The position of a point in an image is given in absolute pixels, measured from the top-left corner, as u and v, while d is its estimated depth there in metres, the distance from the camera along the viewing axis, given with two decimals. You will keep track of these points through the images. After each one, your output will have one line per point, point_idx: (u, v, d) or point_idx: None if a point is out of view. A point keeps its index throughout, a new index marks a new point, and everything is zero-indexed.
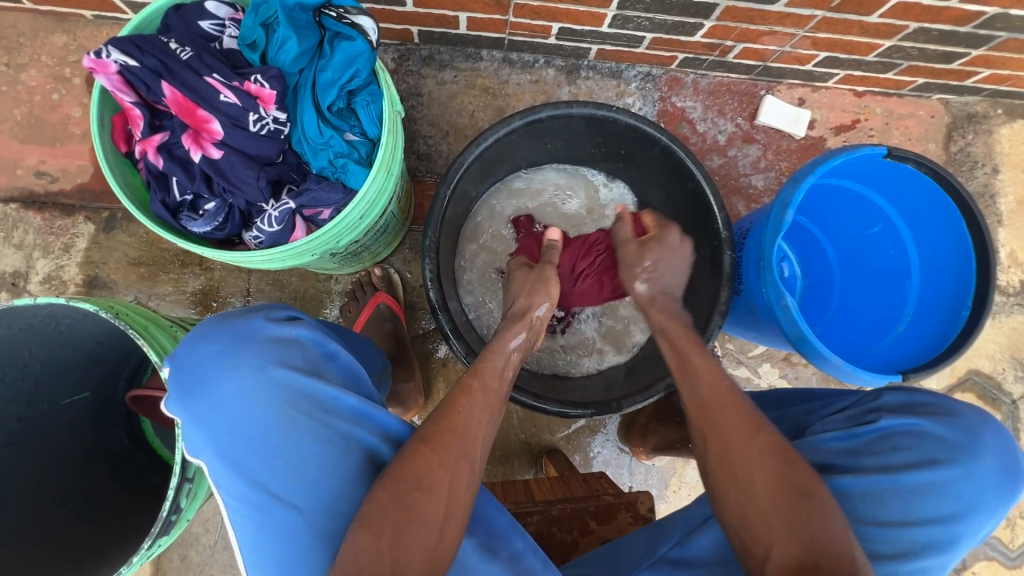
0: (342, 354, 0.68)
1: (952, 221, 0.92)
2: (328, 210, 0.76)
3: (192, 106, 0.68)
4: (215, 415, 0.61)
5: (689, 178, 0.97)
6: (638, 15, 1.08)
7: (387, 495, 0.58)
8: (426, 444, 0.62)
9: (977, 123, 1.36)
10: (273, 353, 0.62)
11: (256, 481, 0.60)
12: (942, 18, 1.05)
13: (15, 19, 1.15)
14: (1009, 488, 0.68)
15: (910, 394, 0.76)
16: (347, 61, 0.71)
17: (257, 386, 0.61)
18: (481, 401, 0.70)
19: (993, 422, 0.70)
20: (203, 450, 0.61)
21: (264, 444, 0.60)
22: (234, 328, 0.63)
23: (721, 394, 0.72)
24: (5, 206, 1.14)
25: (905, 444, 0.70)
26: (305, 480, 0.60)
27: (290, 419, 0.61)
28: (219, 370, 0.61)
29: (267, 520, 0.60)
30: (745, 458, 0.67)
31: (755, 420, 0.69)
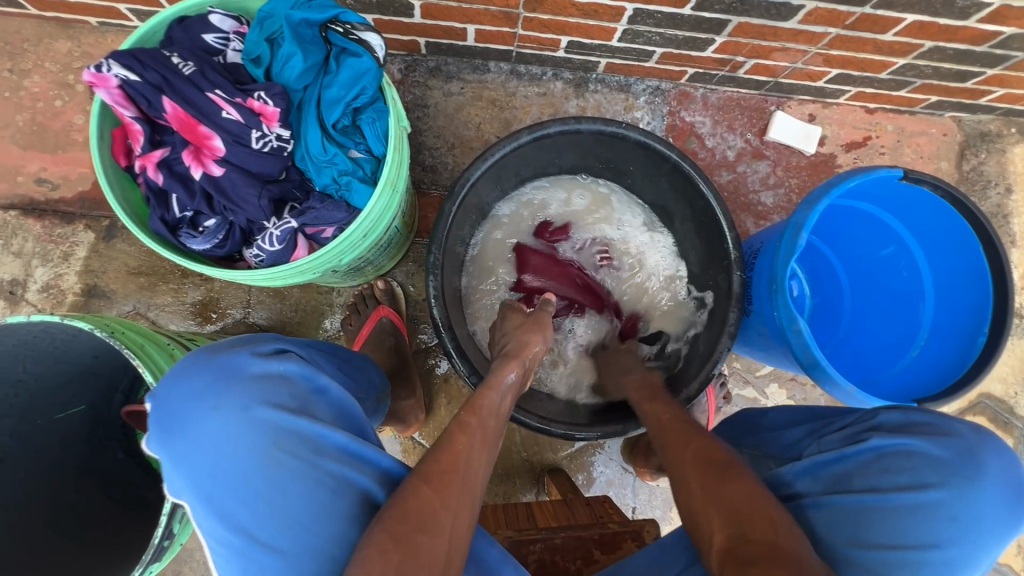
0: (333, 388, 0.66)
1: (969, 245, 0.91)
2: (330, 228, 0.74)
3: (194, 122, 0.66)
4: (193, 457, 0.57)
5: (700, 197, 0.95)
6: (649, 30, 1.07)
7: (388, 536, 0.55)
8: (427, 483, 0.60)
9: (990, 142, 1.34)
10: (257, 391, 0.59)
11: (239, 526, 0.56)
12: (957, 37, 1.03)
13: (19, 24, 1.15)
14: (1016, 513, 0.62)
15: (907, 413, 0.71)
16: (353, 77, 0.70)
17: (240, 426, 0.57)
18: (479, 438, 0.68)
19: (996, 442, 0.65)
20: (184, 492, 0.58)
21: (245, 489, 0.56)
22: (218, 363, 0.60)
23: (667, 416, 0.79)
24: (4, 213, 1.13)
25: (898, 466, 0.66)
26: (293, 525, 0.56)
27: (276, 461, 0.57)
28: (199, 409, 0.57)
29: (249, 565, 0.56)
30: (681, 457, 0.71)
31: (688, 428, 0.75)
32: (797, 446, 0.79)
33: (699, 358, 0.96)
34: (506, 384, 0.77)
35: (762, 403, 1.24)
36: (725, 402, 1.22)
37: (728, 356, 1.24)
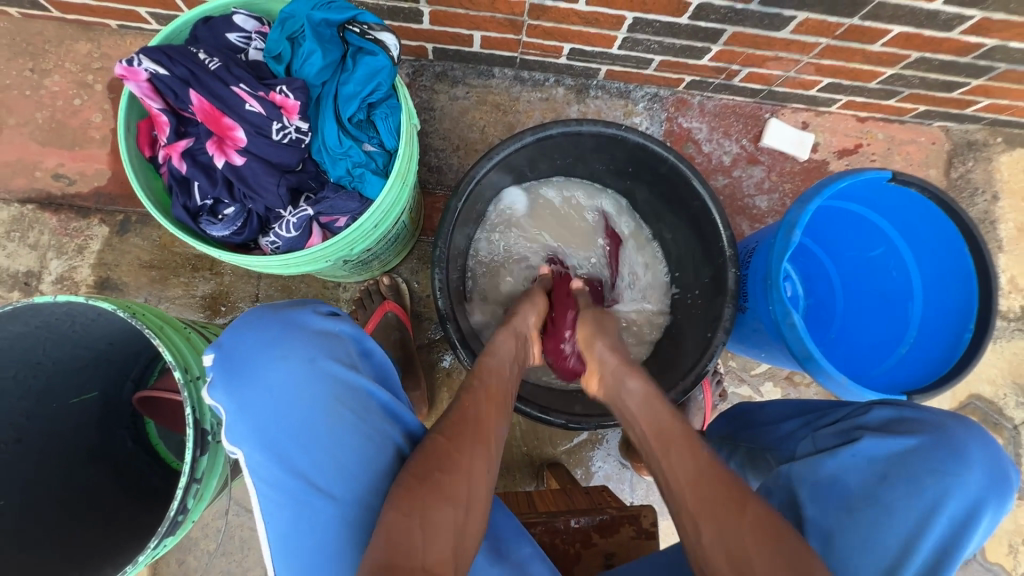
0: (377, 352, 0.74)
1: (955, 246, 0.94)
2: (344, 217, 0.78)
3: (218, 114, 0.70)
4: (260, 400, 0.64)
5: (695, 197, 0.99)
6: (648, 38, 1.11)
7: (411, 478, 0.61)
8: (443, 435, 0.65)
9: (977, 151, 1.38)
10: (320, 346, 0.68)
11: (293, 465, 0.63)
12: (942, 48, 1.08)
13: (42, 26, 1.19)
14: (1002, 500, 0.65)
15: (898, 410, 0.75)
16: (369, 75, 0.74)
17: (305, 376, 0.65)
18: (486, 395, 0.73)
19: (978, 434, 0.68)
20: (244, 439, 0.63)
21: (307, 433, 0.63)
22: (284, 320, 0.69)
23: (699, 471, 0.66)
24: (22, 207, 1.16)
25: (890, 468, 0.69)
26: (343, 468, 0.63)
27: (334, 409, 0.65)
28: (269, 358, 0.65)
29: (300, 508, 0.62)
30: (737, 534, 0.60)
31: (740, 492, 0.64)
32: (792, 439, 0.83)
33: (694, 353, 0.99)
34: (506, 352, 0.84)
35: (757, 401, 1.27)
36: (721, 399, 1.25)
37: (724, 355, 1.27)
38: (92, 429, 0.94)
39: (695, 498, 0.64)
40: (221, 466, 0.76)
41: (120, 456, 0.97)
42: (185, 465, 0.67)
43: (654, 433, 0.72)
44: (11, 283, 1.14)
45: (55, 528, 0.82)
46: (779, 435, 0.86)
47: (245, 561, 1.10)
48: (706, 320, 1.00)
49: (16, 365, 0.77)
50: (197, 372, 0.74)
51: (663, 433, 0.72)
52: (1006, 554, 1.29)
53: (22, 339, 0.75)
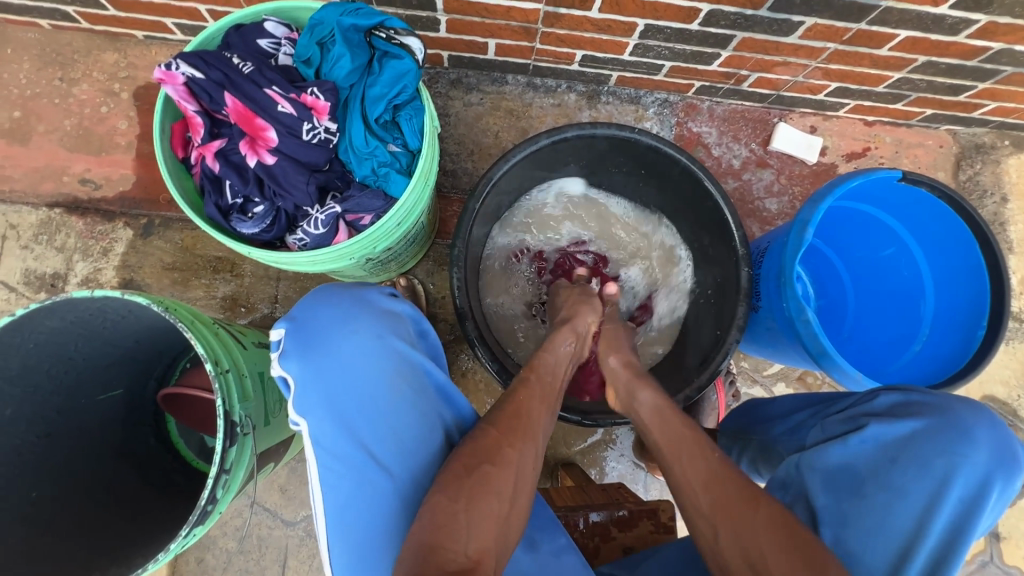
0: (432, 334, 0.80)
1: (966, 244, 0.95)
2: (369, 215, 0.81)
3: (251, 115, 0.74)
4: (332, 371, 0.68)
5: (709, 199, 1.00)
6: (658, 44, 1.14)
7: (461, 465, 0.64)
8: (494, 427, 0.69)
9: (985, 154, 1.40)
10: (388, 325, 0.73)
11: (358, 438, 0.66)
12: (948, 52, 1.10)
13: (71, 37, 1.23)
14: (1011, 477, 0.66)
15: (904, 394, 0.76)
16: (395, 77, 0.77)
17: (376, 350, 0.70)
18: (540, 394, 0.78)
19: (985, 415, 0.69)
20: (314, 407, 0.67)
21: (372, 405, 0.67)
22: (354, 298, 0.74)
23: (711, 474, 0.69)
24: (49, 211, 1.20)
25: (898, 451, 0.70)
26: (403, 443, 0.67)
27: (398, 385, 0.69)
28: (345, 332, 0.70)
29: (360, 478, 0.65)
30: (751, 533, 0.62)
31: (753, 491, 0.66)
32: (801, 427, 0.84)
33: (709, 352, 1.00)
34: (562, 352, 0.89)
35: None
36: (734, 400, 1.26)
37: (736, 356, 1.28)
38: (118, 425, 0.96)
39: (709, 501, 0.67)
40: (248, 458, 0.78)
41: (143, 453, 0.99)
42: (216, 453, 0.69)
43: (667, 442, 0.76)
44: (38, 285, 1.17)
45: (85, 520, 0.84)
46: (789, 425, 0.87)
47: (263, 559, 1.11)
48: (721, 319, 1.01)
49: (50, 360, 0.80)
50: (226, 365, 0.76)
51: (672, 439, 0.75)
52: None
53: (57, 334, 0.77)
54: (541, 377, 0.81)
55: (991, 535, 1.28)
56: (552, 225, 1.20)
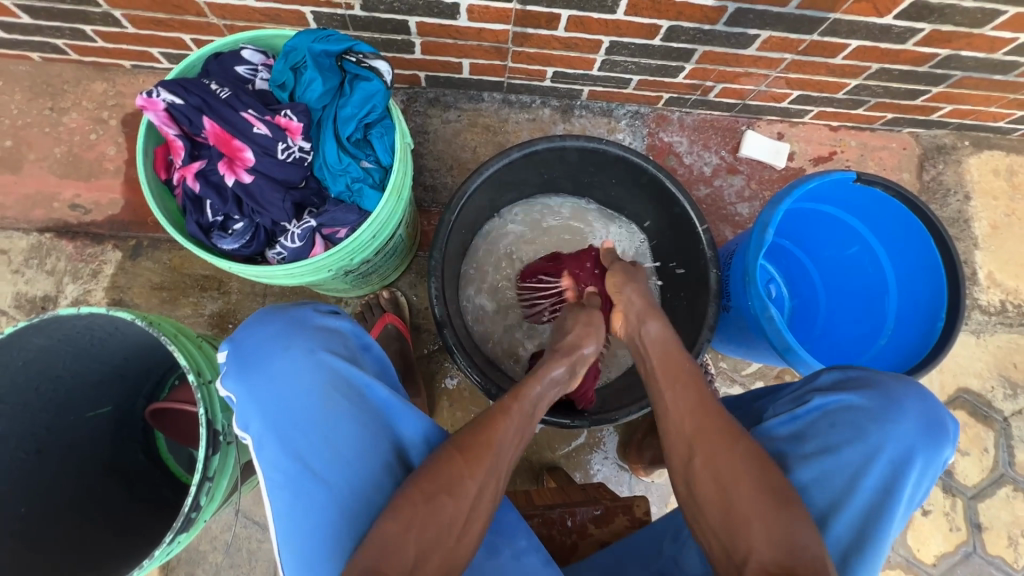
0: (375, 347, 0.81)
1: (922, 240, 1.00)
2: (344, 228, 0.84)
3: (229, 137, 0.78)
4: (267, 389, 0.71)
5: (676, 205, 1.05)
6: (625, 60, 1.19)
7: (418, 493, 0.66)
8: (461, 454, 0.70)
9: (946, 154, 1.45)
10: (319, 340, 0.74)
11: (295, 452, 0.69)
12: (900, 59, 1.16)
13: (61, 68, 1.28)
14: (938, 446, 0.70)
15: (845, 371, 0.80)
16: (365, 98, 0.81)
17: (307, 366, 0.72)
18: (517, 422, 0.76)
19: (917, 388, 0.74)
20: (254, 422, 0.71)
21: (305, 421, 0.70)
22: (288, 316, 0.76)
23: (699, 405, 0.76)
24: (40, 235, 1.23)
25: (838, 421, 0.74)
26: (340, 459, 0.70)
27: (330, 400, 0.71)
28: (276, 349, 0.72)
29: (298, 490, 0.69)
30: (728, 456, 0.70)
31: (735, 427, 0.72)
32: (760, 408, 0.88)
33: (681, 351, 1.03)
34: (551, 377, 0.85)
35: None
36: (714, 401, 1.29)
37: (714, 357, 1.32)
38: (106, 442, 0.98)
39: (694, 425, 0.74)
40: (231, 468, 0.81)
41: (131, 469, 1.01)
42: (198, 463, 0.72)
43: (662, 369, 0.82)
44: (28, 308, 1.20)
45: (72, 535, 0.86)
46: (754, 412, 0.89)
47: (252, 572, 1.12)
48: (692, 321, 1.04)
49: (37, 378, 0.82)
50: (209, 376, 0.79)
51: (672, 370, 0.82)
52: (1006, 546, 1.30)
53: (44, 352, 0.80)
54: (524, 403, 0.79)
55: (972, 526, 1.31)
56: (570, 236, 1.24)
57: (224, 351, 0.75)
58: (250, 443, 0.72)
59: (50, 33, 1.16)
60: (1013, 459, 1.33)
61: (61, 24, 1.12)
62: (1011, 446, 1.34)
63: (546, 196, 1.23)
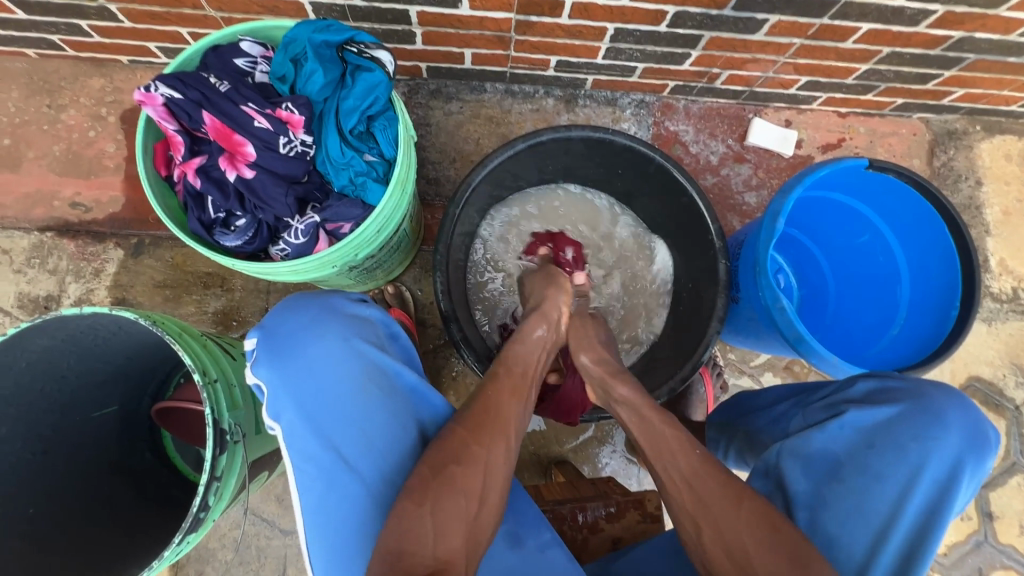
0: (403, 336, 0.80)
1: (935, 227, 0.98)
2: (348, 223, 0.83)
3: (229, 131, 0.76)
4: (301, 377, 0.69)
5: (684, 195, 1.03)
6: (630, 47, 1.17)
7: (427, 469, 0.65)
8: (463, 426, 0.70)
9: (957, 139, 1.43)
10: (354, 328, 0.74)
11: (329, 443, 0.68)
12: (911, 42, 1.13)
13: (57, 65, 1.26)
14: (982, 459, 0.70)
15: (881, 381, 0.80)
16: (367, 89, 0.80)
17: (342, 354, 0.71)
18: (509, 388, 0.79)
19: (958, 399, 0.73)
20: (286, 411, 0.69)
21: (338, 409, 0.69)
22: (321, 304, 0.75)
23: (694, 471, 0.71)
24: (41, 235, 1.22)
25: (876, 437, 0.74)
26: (372, 445, 0.69)
27: (363, 387, 0.70)
28: (310, 337, 0.71)
29: (331, 481, 0.68)
30: (737, 531, 0.66)
31: (734, 489, 0.69)
32: (784, 418, 0.87)
33: (691, 342, 1.02)
34: (535, 339, 0.89)
35: None
36: (723, 392, 1.28)
37: (723, 349, 1.30)
38: (113, 442, 0.98)
39: (692, 497, 0.69)
40: (239, 467, 0.80)
41: (139, 469, 1.01)
42: (206, 463, 0.71)
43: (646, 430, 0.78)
44: (32, 308, 1.19)
45: (81, 536, 0.85)
46: (772, 419, 0.90)
47: (262, 569, 1.12)
48: (701, 312, 1.03)
49: (42, 379, 0.81)
50: (215, 375, 0.78)
51: (658, 429, 0.77)
52: (1019, 535, 1.29)
53: (47, 353, 0.79)
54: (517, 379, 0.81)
55: (984, 514, 1.30)
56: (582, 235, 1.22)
57: (252, 338, 0.73)
58: (279, 437, 0.70)
59: (46, 29, 1.14)
60: None
61: (56, 19, 1.11)
62: (1023, 435, 1.32)
63: (551, 187, 1.21)
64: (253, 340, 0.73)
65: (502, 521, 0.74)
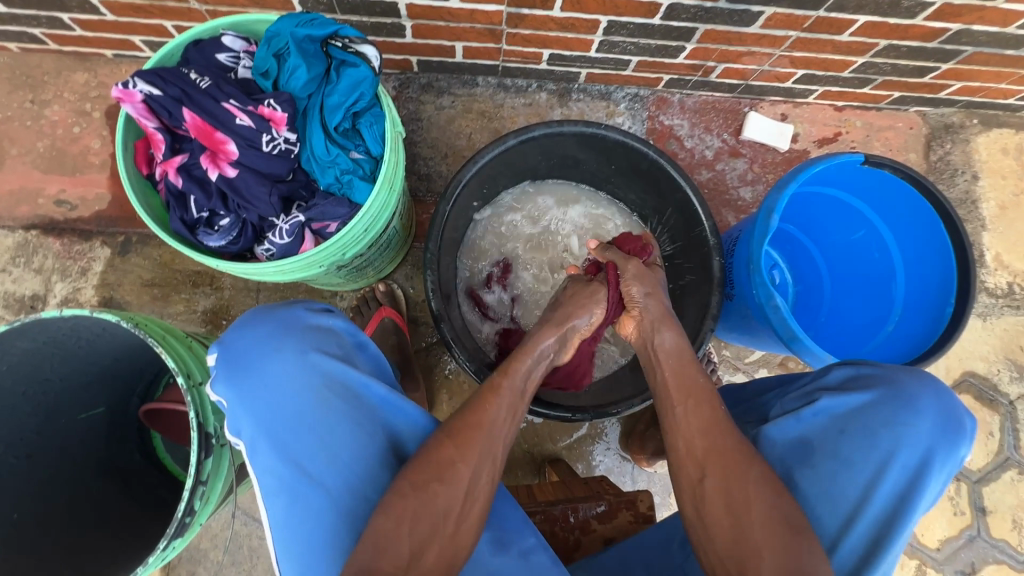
0: (372, 345, 0.77)
1: (931, 223, 0.97)
2: (335, 223, 0.82)
3: (211, 129, 0.75)
4: (257, 393, 0.67)
5: (678, 191, 1.02)
6: (623, 40, 1.15)
7: (407, 484, 0.64)
8: (450, 439, 0.68)
9: (954, 133, 1.41)
10: (311, 339, 0.70)
11: (290, 458, 0.66)
12: (909, 35, 1.11)
13: (40, 59, 1.23)
14: (955, 447, 0.69)
15: (856, 368, 0.78)
16: (352, 85, 0.78)
17: (298, 368, 0.68)
18: (508, 403, 0.75)
19: (932, 383, 0.71)
20: (245, 426, 0.67)
21: (297, 424, 0.67)
22: (279, 317, 0.72)
23: (714, 423, 0.75)
24: (26, 233, 1.20)
25: (847, 423, 0.72)
26: (337, 461, 0.66)
27: (323, 401, 0.67)
28: (264, 352, 0.69)
29: (295, 496, 0.66)
30: (741, 483, 0.69)
31: (749, 450, 0.72)
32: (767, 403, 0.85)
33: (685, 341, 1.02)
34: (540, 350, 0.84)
35: None
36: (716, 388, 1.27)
37: (717, 345, 1.30)
38: (100, 444, 0.96)
39: (704, 446, 0.73)
40: (226, 470, 0.79)
41: (128, 470, 1.00)
42: (190, 468, 0.70)
43: (675, 383, 0.80)
44: (17, 307, 1.17)
45: (66, 541, 0.85)
46: (760, 406, 0.88)
47: (254, 569, 1.12)
48: (695, 310, 1.02)
49: (24, 382, 0.80)
50: (199, 378, 0.77)
51: (685, 383, 0.80)
52: (1011, 530, 1.30)
53: (29, 356, 0.78)
54: (514, 379, 0.78)
55: (976, 509, 1.30)
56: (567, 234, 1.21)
57: (212, 354, 0.71)
58: (243, 451, 0.69)
59: (26, 22, 1.12)
60: (1017, 442, 1.32)
61: (37, 13, 1.08)
62: (1017, 430, 1.32)
63: (544, 183, 1.20)
64: (213, 356, 0.71)
65: (487, 526, 0.73)
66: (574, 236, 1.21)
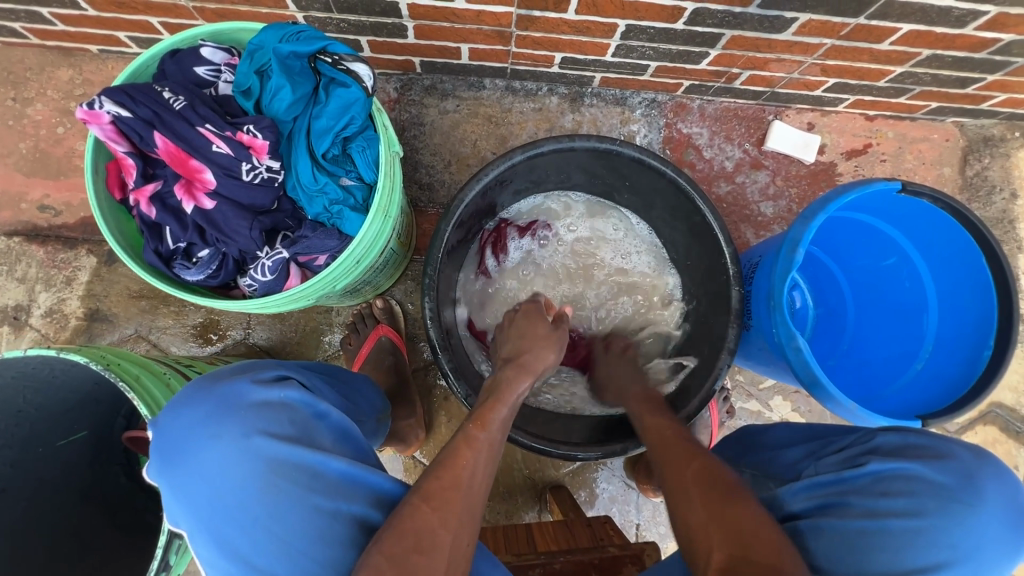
0: (333, 413, 0.68)
1: (972, 257, 0.89)
2: (323, 256, 0.77)
3: (185, 156, 0.68)
4: (195, 484, 0.59)
5: (696, 213, 0.94)
6: (642, 45, 1.07)
7: (384, 560, 0.58)
8: (427, 504, 0.63)
9: (994, 146, 1.32)
10: (256, 419, 0.61)
11: (238, 554, 0.59)
12: (955, 45, 1.02)
13: (22, 54, 1.16)
14: (1017, 538, 0.61)
15: (904, 436, 0.72)
16: (342, 108, 0.72)
17: (240, 456, 0.59)
18: (486, 455, 0.70)
19: (995, 467, 0.65)
20: (185, 518, 0.60)
21: (241, 518, 0.58)
22: (219, 394, 0.63)
23: (669, 431, 0.79)
24: (8, 240, 1.15)
25: (892, 490, 0.66)
26: (290, 552, 0.58)
27: (269, 488, 0.59)
28: (201, 438, 0.60)
29: None
30: (681, 469, 0.71)
31: (693, 446, 0.75)
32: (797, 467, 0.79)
33: (700, 373, 0.95)
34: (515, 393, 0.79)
35: (766, 416, 1.22)
36: (728, 416, 1.20)
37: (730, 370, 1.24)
38: (82, 470, 0.91)
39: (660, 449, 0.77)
40: None
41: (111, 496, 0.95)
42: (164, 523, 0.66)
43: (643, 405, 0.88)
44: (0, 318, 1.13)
45: None
46: (781, 461, 0.83)
47: None
48: (710, 342, 0.95)
49: None
50: None
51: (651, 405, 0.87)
52: None
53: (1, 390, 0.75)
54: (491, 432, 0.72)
55: None
56: (580, 247, 1.14)
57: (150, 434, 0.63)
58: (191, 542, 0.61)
59: (4, 16, 1.05)
60: None
61: (14, 7, 1.01)
62: None
63: (556, 195, 1.12)
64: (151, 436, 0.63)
65: None
66: (585, 249, 1.14)
